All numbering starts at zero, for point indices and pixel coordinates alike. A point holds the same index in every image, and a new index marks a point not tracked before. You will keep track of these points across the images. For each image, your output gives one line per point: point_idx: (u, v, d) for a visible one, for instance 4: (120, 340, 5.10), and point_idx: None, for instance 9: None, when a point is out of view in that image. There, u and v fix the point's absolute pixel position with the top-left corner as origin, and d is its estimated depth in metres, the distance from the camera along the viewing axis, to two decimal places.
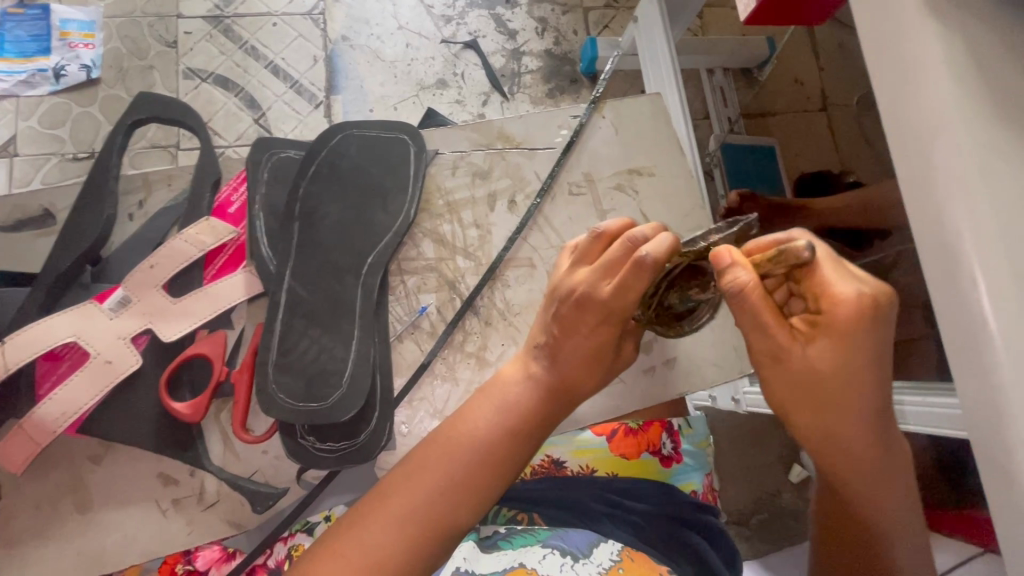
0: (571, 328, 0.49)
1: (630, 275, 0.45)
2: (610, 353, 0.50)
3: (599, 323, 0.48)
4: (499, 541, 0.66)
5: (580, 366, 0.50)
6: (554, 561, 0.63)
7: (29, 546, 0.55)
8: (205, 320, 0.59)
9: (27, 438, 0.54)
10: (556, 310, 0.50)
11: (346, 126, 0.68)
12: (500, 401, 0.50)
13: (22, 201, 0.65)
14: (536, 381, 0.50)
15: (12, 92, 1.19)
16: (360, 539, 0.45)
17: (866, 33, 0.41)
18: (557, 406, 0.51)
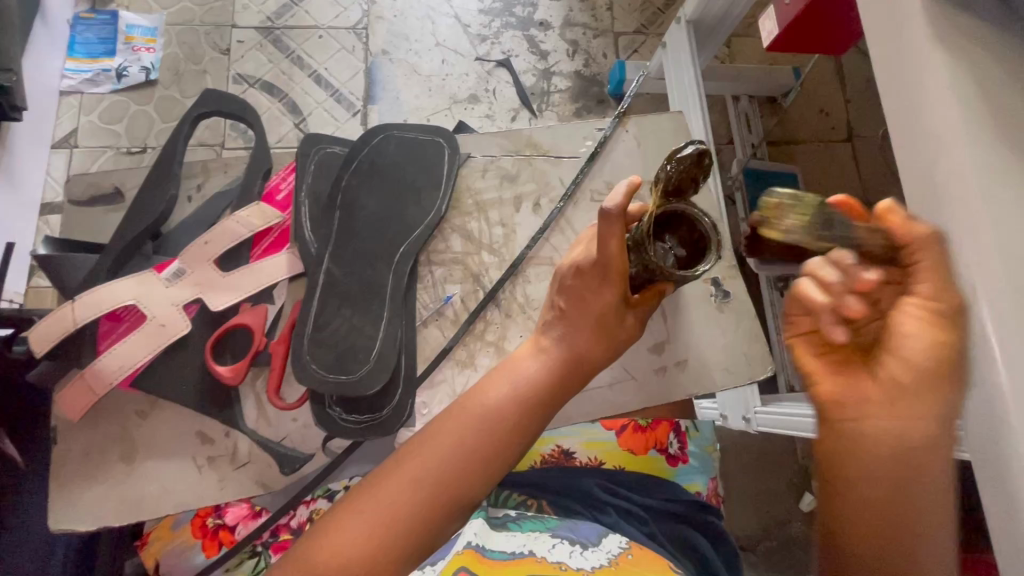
0: (573, 299, 0.56)
1: (603, 228, 0.52)
2: (614, 325, 0.56)
3: (604, 281, 0.54)
4: (510, 523, 0.69)
5: (592, 340, 0.55)
6: (564, 548, 0.63)
7: (75, 487, 0.60)
8: (249, 294, 0.64)
9: (85, 387, 0.59)
10: (561, 288, 0.57)
11: (387, 127, 0.73)
12: (514, 377, 0.54)
13: (95, 179, 0.72)
14: (546, 357, 0.55)
15: (77, 89, 1.31)
16: (377, 497, 0.49)
17: (885, 68, 0.48)
18: (568, 381, 0.55)
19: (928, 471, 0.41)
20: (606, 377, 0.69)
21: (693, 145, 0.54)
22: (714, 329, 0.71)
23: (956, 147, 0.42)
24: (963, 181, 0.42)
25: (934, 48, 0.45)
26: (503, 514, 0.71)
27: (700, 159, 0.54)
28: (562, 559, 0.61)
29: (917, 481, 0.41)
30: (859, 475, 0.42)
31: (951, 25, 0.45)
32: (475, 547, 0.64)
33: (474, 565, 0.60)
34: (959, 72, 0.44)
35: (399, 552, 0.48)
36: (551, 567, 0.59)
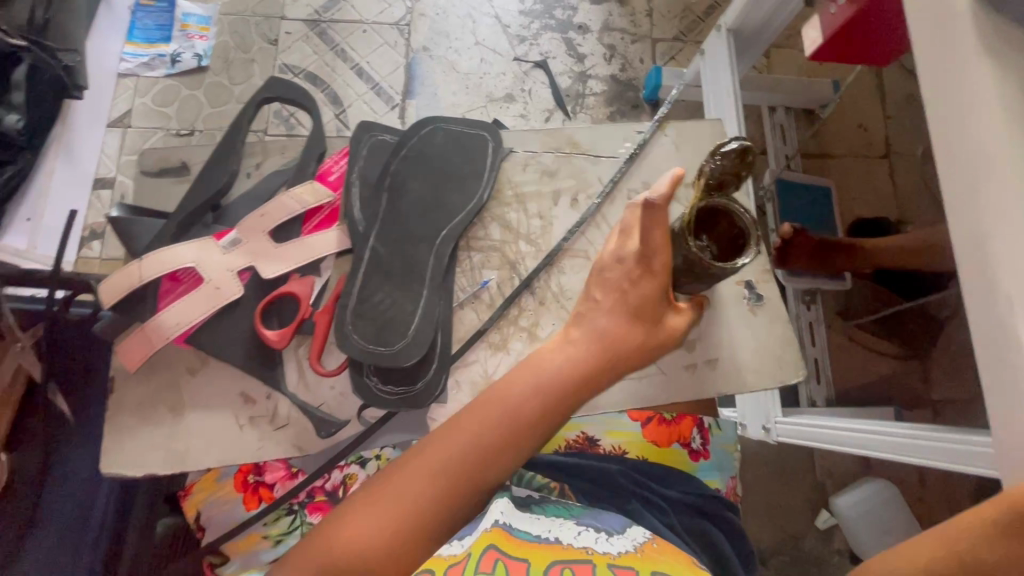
0: (612, 292, 0.58)
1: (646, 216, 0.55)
2: (652, 319, 0.57)
3: (644, 275, 0.57)
4: (534, 505, 0.71)
5: (627, 343, 0.57)
6: (589, 536, 0.65)
7: (130, 436, 0.65)
8: (298, 265, 0.68)
9: (144, 341, 0.63)
10: (602, 279, 0.59)
11: (436, 119, 0.76)
12: (536, 373, 0.55)
13: (165, 154, 0.77)
14: (577, 349, 0.57)
15: (134, 72, 1.37)
16: (399, 482, 0.52)
17: (930, 75, 0.49)
18: (590, 379, 0.56)
19: None
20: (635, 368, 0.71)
21: (735, 142, 0.63)
22: (743, 329, 0.73)
23: (999, 156, 0.44)
24: (1004, 190, 0.43)
25: (981, 58, 0.45)
26: (529, 497, 0.73)
27: (743, 155, 0.64)
28: (589, 544, 0.63)
29: None
30: None
31: (1001, 38, 0.46)
32: (503, 525, 0.65)
33: (504, 543, 0.62)
34: (1006, 82, 0.45)
35: (419, 535, 0.51)
36: (576, 552, 0.62)
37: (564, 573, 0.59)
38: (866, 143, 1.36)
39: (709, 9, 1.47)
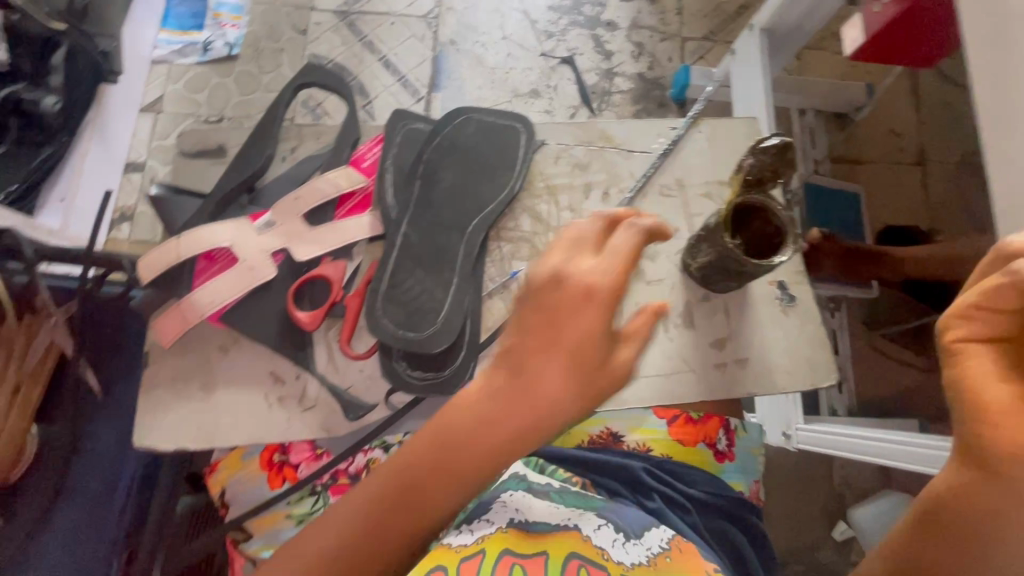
0: (550, 328, 0.50)
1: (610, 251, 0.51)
2: (595, 358, 0.50)
3: (585, 304, 0.50)
4: (552, 494, 0.70)
5: (555, 389, 0.50)
6: (608, 533, 0.64)
7: (161, 410, 0.66)
8: (332, 248, 0.69)
9: (179, 317, 0.64)
10: (532, 312, 0.51)
11: (469, 109, 0.76)
12: (465, 420, 0.51)
13: (203, 137, 0.78)
14: (498, 392, 0.51)
15: (167, 59, 1.39)
16: (327, 526, 0.53)
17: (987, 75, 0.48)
18: (526, 429, 0.51)
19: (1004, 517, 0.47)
20: (663, 365, 0.70)
21: (776, 138, 0.62)
22: (776, 329, 0.72)
23: None
24: None
25: None
26: (548, 485, 0.72)
27: (784, 151, 0.62)
28: (603, 545, 0.62)
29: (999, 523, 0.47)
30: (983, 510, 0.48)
31: None
32: (516, 523, 0.64)
33: (518, 546, 0.59)
34: None
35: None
36: (593, 550, 0.60)
37: (581, 571, 0.57)
38: (899, 150, 1.30)
39: (742, 8, 1.45)
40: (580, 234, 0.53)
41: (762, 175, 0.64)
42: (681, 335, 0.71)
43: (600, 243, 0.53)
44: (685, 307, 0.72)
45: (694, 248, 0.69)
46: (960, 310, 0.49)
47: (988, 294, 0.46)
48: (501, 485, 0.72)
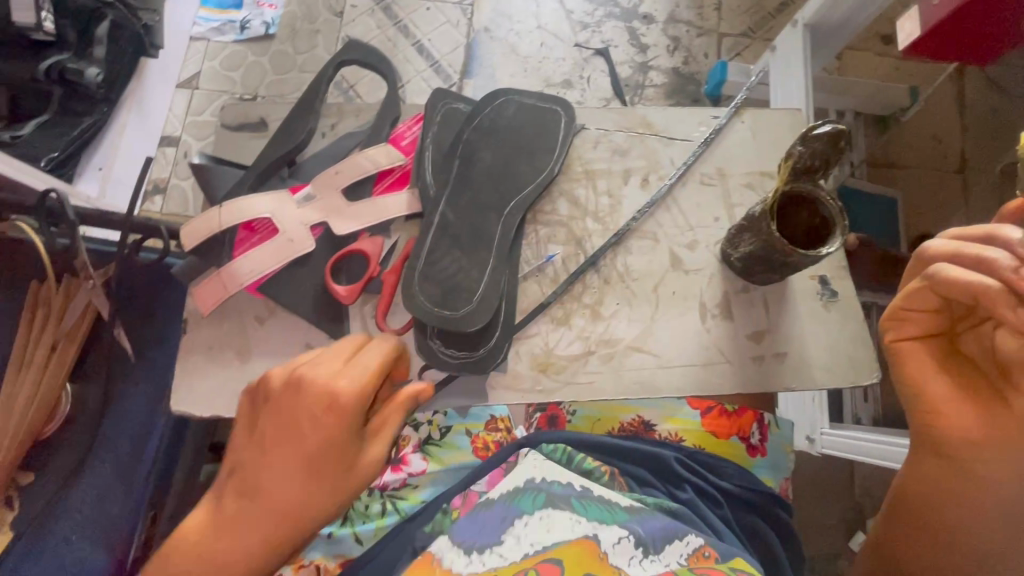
0: (298, 437, 0.56)
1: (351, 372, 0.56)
2: (337, 466, 0.57)
3: (329, 412, 0.55)
4: (573, 499, 0.69)
5: (310, 493, 0.57)
6: (625, 550, 0.63)
7: (198, 374, 0.66)
8: (368, 224, 0.69)
9: (220, 284, 0.65)
10: (285, 420, 0.56)
11: (510, 91, 0.74)
12: (242, 518, 0.57)
13: (245, 109, 0.79)
14: (264, 493, 0.57)
15: (205, 36, 1.42)
16: None
17: None
18: (291, 522, 0.57)
19: (967, 483, 0.60)
20: (699, 357, 0.69)
21: (827, 126, 0.60)
22: (816, 326, 0.71)
23: None
24: None
25: None
26: (567, 488, 0.71)
27: (834, 140, 0.60)
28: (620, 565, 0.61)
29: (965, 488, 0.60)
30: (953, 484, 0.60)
31: None
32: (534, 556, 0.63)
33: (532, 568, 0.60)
34: None
35: None
36: (609, 569, 0.60)
37: None
38: (941, 156, 1.25)
39: (783, 5, 1.41)
40: (339, 347, 0.59)
41: (812, 163, 0.62)
42: (718, 328, 0.70)
43: (355, 351, 0.59)
44: (723, 299, 0.71)
45: (735, 237, 0.68)
46: (895, 314, 0.62)
47: (913, 298, 0.60)
48: (514, 497, 0.70)
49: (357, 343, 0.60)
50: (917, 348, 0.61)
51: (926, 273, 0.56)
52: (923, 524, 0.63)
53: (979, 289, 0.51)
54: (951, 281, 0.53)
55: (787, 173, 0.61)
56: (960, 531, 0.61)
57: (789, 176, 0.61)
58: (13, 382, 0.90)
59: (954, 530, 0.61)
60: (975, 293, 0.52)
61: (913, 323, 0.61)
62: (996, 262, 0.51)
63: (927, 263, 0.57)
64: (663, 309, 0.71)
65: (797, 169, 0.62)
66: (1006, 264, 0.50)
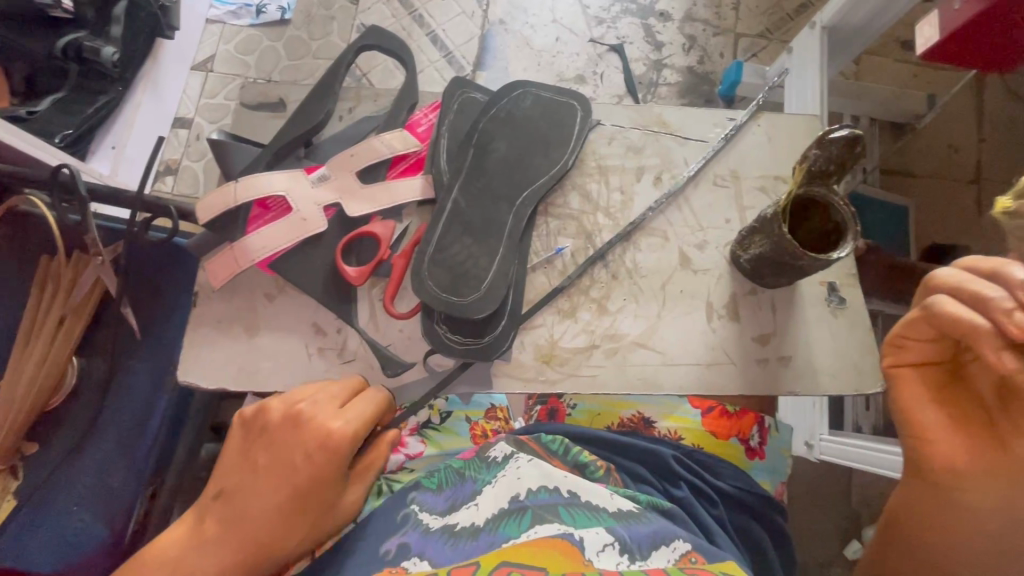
0: (284, 468, 0.58)
1: (351, 407, 0.60)
2: (314, 509, 0.59)
3: (319, 452, 0.58)
4: (559, 508, 0.62)
5: (283, 531, 0.58)
6: (611, 557, 0.56)
7: (206, 351, 0.67)
8: (382, 207, 0.69)
9: (232, 260, 0.66)
10: (278, 448, 0.59)
11: (528, 83, 0.74)
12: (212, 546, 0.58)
13: (263, 90, 0.79)
14: (241, 522, 0.58)
15: (221, 19, 1.42)
16: None
17: None
18: (262, 557, 0.58)
19: (955, 516, 0.58)
20: (703, 357, 0.69)
21: (844, 130, 0.59)
22: (822, 329, 0.71)
23: None
24: None
25: None
26: (553, 495, 0.64)
27: (851, 144, 0.59)
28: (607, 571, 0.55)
29: (951, 521, 0.58)
30: (940, 516, 0.58)
31: None
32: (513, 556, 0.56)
33: (517, 557, 0.54)
34: None
35: None
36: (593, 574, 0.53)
37: None
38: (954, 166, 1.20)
39: (802, 7, 1.40)
40: (336, 389, 0.62)
41: (827, 167, 0.61)
42: (724, 328, 0.70)
43: (349, 399, 0.61)
44: (730, 299, 0.71)
45: (746, 239, 0.68)
46: (893, 340, 0.60)
47: (909, 326, 0.58)
48: (500, 523, 0.61)
49: (353, 389, 0.63)
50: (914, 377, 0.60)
51: (925, 302, 0.54)
52: (911, 553, 0.61)
53: (965, 324, 0.50)
54: (942, 312, 0.52)
55: (800, 179, 0.61)
56: (944, 564, 0.59)
57: (802, 182, 0.61)
58: (22, 354, 0.91)
59: (938, 561, 0.60)
60: (962, 327, 0.50)
61: (916, 349, 0.59)
62: (988, 298, 0.49)
63: (931, 291, 0.55)
64: (670, 307, 0.71)
65: (812, 174, 0.61)
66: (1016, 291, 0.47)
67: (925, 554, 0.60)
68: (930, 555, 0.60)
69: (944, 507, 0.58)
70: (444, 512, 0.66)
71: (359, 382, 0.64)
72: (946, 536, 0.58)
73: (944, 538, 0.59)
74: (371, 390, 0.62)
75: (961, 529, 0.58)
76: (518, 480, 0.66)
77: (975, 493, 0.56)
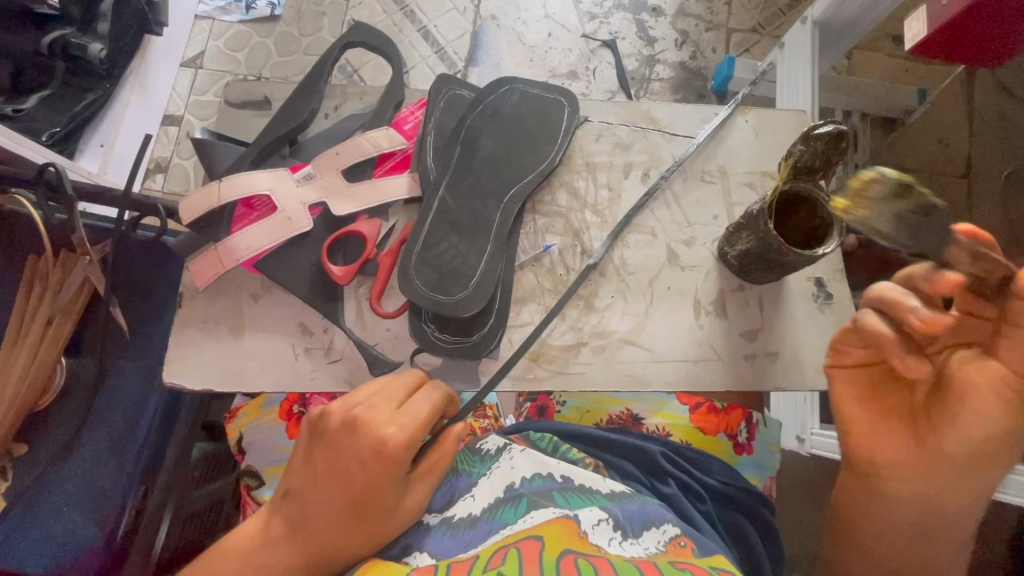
0: (339, 471, 0.56)
1: (409, 407, 0.57)
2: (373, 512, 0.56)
3: (376, 457, 0.55)
4: (554, 493, 0.62)
5: (346, 531, 0.56)
6: (605, 531, 0.56)
7: (191, 351, 0.67)
8: (369, 205, 0.69)
9: (217, 260, 0.66)
10: (332, 448, 0.57)
11: (515, 80, 0.74)
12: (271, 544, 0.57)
13: (249, 88, 0.79)
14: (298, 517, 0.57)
15: (210, 15, 1.41)
16: None
17: None
18: (327, 554, 0.57)
19: (876, 503, 0.58)
20: (691, 353, 0.69)
21: (830, 125, 0.59)
22: (810, 325, 0.71)
23: None
24: None
25: None
26: (547, 481, 0.64)
27: (837, 140, 0.60)
28: (600, 542, 0.54)
29: (872, 509, 0.59)
30: (864, 504, 0.59)
31: None
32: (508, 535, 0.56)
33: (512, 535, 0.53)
34: None
35: None
36: (587, 546, 0.52)
37: (577, 564, 0.49)
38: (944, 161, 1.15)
39: (794, 2, 1.40)
40: (394, 386, 0.59)
41: (812, 163, 0.62)
42: (711, 324, 0.70)
43: (406, 398, 0.58)
44: (718, 295, 0.71)
45: (733, 235, 0.68)
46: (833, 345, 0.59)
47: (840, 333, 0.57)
48: (497, 511, 0.61)
49: (413, 384, 0.59)
50: (851, 378, 0.58)
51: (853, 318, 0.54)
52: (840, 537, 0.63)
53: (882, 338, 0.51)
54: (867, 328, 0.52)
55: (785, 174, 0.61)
56: (868, 548, 0.60)
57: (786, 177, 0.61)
58: (10, 355, 0.90)
59: (863, 546, 0.61)
60: (877, 339, 0.51)
61: (850, 350, 0.57)
62: (908, 312, 0.48)
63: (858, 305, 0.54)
64: (657, 304, 0.71)
65: (796, 170, 0.62)
66: (918, 281, 0.50)
67: (851, 538, 0.62)
68: (857, 541, 0.61)
69: (868, 495, 0.59)
70: (442, 509, 0.65)
71: (417, 377, 0.61)
72: (870, 523, 0.59)
73: (869, 526, 0.60)
74: (430, 384, 0.60)
75: (884, 517, 0.58)
76: (512, 470, 0.66)
77: (896, 483, 0.56)
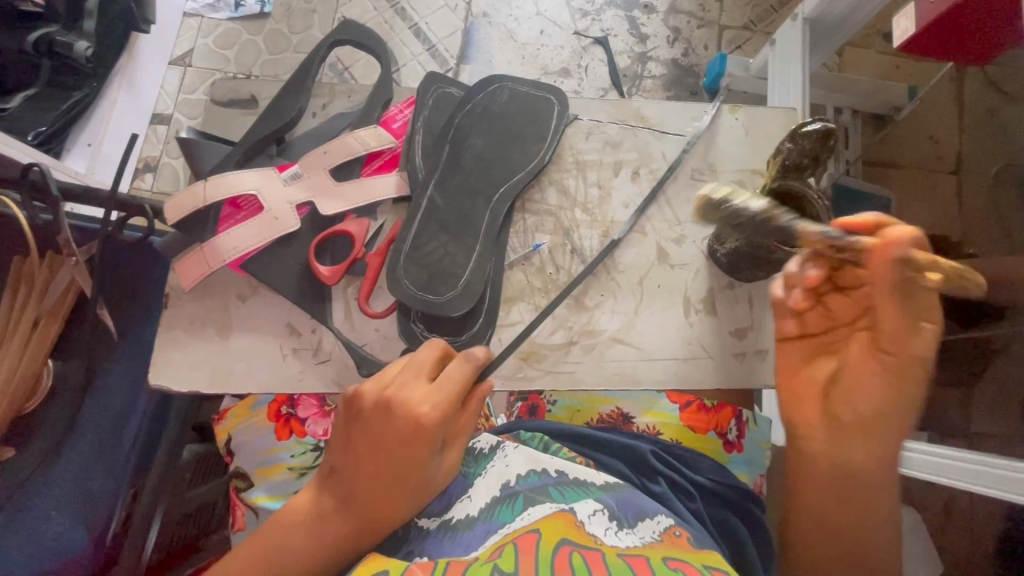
0: (378, 446, 0.57)
1: (442, 382, 0.58)
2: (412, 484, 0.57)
3: (414, 433, 0.56)
4: (549, 488, 0.62)
5: (390, 506, 0.57)
6: (601, 521, 0.56)
7: (178, 353, 0.66)
8: (357, 205, 0.69)
9: (203, 260, 0.65)
10: (370, 424, 0.57)
11: (504, 78, 0.74)
12: (315, 525, 0.58)
13: (236, 86, 0.78)
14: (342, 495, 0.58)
15: (199, 13, 1.40)
16: None
17: None
18: (368, 531, 0.58)
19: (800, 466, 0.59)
20: (681, 351, 0.70)
21: (817, 123, 0.61)
22: None
23: None
24: None
25: None
26: (542, 477, 0.64)
27: (825, 138, 0.61)
28: (598, 532, 0.54)
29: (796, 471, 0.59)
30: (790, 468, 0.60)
31: None
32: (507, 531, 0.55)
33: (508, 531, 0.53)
34: None
35: None
36: (585, 536, 0.52)
37: (575, 555, 0.48)
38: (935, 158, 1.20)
39: None
40: (423, 359, 0.59)
41: (801, 161, 0.62)
42: (701, 322, 0.70)
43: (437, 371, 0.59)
44: (707, 293, 0.71)
45: (722, 233, 0.68)
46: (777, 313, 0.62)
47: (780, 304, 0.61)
48: (494, 511, 0.60)
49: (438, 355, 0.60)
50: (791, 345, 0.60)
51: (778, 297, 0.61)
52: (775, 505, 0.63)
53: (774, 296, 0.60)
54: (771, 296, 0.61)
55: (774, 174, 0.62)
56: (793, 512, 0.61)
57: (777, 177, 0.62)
58: None
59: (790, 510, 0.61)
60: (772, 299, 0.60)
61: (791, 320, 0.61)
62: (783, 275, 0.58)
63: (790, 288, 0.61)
64: (647, 302, 0.71)
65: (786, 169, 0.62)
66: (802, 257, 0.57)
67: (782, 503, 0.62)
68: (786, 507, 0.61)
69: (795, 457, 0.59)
70: (441, 512, 0.64)
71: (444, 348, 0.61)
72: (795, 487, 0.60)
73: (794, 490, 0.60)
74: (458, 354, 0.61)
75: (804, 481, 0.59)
76: (506, 468, 0.66)
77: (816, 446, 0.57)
